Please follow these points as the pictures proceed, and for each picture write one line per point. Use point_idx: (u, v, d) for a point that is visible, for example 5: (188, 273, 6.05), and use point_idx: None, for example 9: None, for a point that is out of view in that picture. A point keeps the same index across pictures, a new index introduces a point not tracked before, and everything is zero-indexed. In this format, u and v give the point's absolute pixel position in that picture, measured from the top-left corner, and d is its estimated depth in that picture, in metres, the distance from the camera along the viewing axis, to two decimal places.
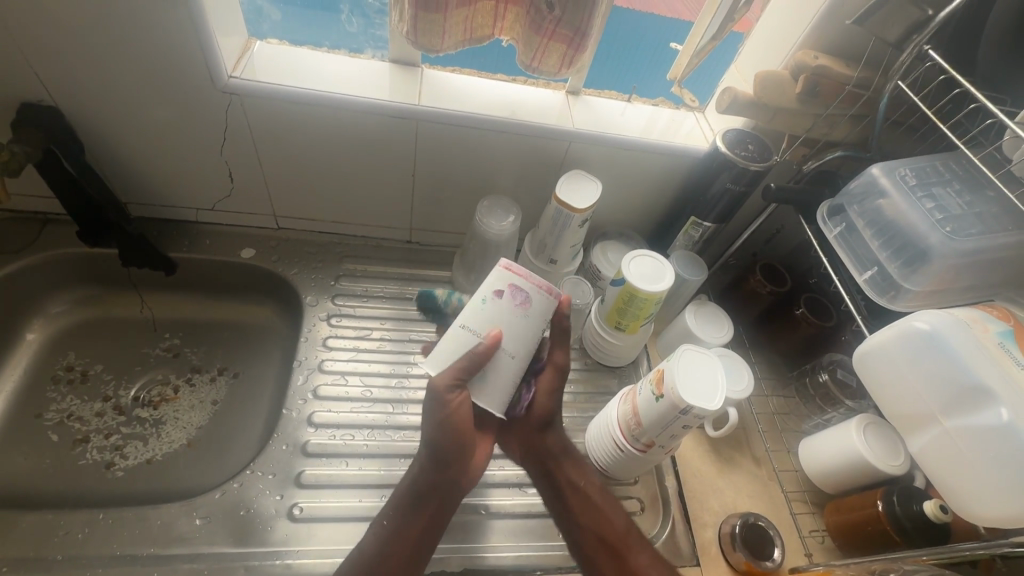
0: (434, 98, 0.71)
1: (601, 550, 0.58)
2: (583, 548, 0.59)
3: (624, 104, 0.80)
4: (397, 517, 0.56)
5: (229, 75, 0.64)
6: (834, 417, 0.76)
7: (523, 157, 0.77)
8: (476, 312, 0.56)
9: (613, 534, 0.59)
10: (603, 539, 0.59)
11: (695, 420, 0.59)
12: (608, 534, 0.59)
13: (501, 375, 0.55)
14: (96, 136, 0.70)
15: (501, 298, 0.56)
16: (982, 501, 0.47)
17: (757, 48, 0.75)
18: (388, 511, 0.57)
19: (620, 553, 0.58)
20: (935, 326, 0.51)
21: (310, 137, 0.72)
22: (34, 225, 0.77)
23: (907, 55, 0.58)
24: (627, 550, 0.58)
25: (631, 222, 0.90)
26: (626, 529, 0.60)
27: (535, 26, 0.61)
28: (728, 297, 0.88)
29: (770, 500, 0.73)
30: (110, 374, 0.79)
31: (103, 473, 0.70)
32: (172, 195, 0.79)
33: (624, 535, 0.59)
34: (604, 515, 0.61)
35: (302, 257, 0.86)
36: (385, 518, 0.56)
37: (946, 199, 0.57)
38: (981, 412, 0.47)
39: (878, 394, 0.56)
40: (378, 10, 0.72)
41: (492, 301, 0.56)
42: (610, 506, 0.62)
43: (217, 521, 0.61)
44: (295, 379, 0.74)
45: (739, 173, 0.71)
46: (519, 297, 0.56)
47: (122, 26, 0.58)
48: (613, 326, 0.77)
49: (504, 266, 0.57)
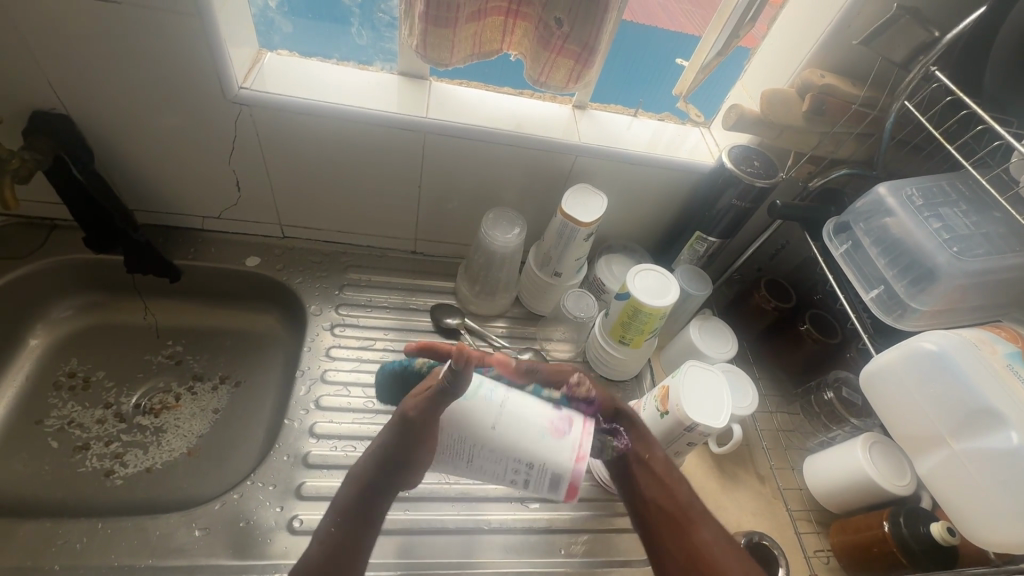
0: (442, 110, 0.71)
1: (662, 526, 0.53)
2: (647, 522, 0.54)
3: (630, 119, 0.80)
4: (347, 513, 0.50)
5: (239, 86, 0.65)
6: (839, 435, 0.75)
7: (528, 170, 0.77)
8: (524, 402, 0.53)
9: (674, 505, 0.54)
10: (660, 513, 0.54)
11: (700, 437, 0.59)
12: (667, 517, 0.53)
13: (490, 459, 0.51)
14: (105, 143, 0.70)
15: (563, 434, 0.51)
16: (990, 525, 0.47)
17: (762, 65, 0.75)
18: (341, 507, 0.50)
19: (682, 526, 0.52)
20: (942, 346, 0.51)
21: (317, 146, 0.72)
22: (42, 230, 0.78)
23: (914, 76, 0.59)
24: (689, 524, 0.52)
25: (636, 236, 0.90)
26: (688, 502, 0.54)
27: (544, 40, 0.61)
28: (733, 312, 0.88)
29: (774, 519, 0.72)
30: (112, 381, 0.79)
31: (102, 481, 0.70)
32: (180, 203, 0.79)
33: (688, 510, 0.53)
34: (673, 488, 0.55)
35: (306, 266, 0.86)
36: (339, 513, 0.50)
37: (953, 219, 0.57)
38: (989, 435, 0.47)
39: (885, 413, 0.56)
40: (388, 24, 0.73)
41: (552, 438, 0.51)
42: (676, 475, 0.56)
43: (216, 533, 0.60)
44: (297, 389, 0.74)
45: (745, 189, 0.71)
46: (568, 427, 0.52)
47: (136, 38, 0.59)
48: (617, 340, 0.77)
49: (586, 441, 0.51)
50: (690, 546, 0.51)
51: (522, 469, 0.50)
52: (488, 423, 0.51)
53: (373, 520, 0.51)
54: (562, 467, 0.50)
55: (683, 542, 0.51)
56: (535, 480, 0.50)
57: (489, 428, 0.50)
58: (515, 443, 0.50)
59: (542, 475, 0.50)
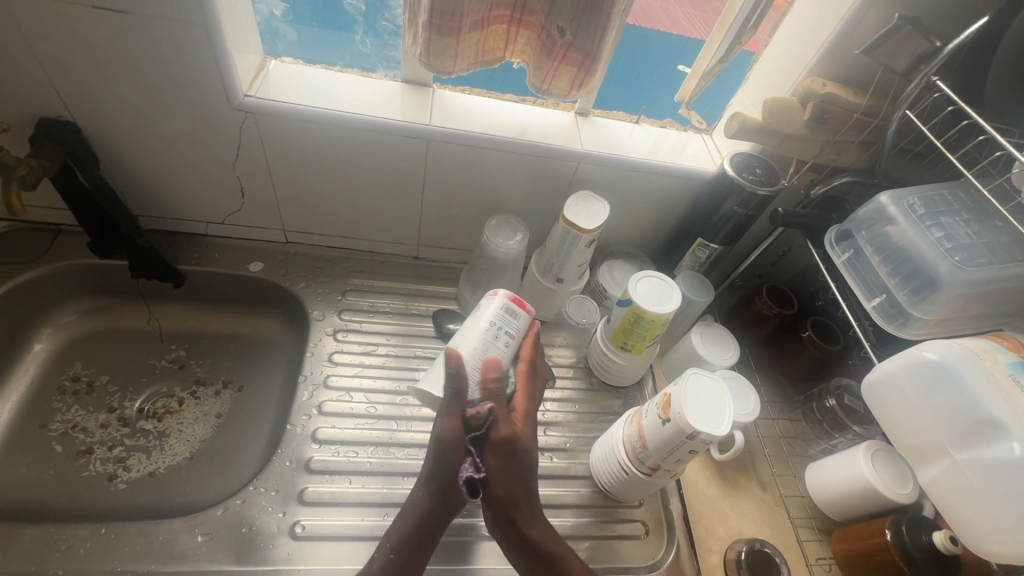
0: (445, 118, 0.71)
1: None
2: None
3: (632, 126, 0.80)
4: (402, 552, 0.55)
5: (244, 93, 0.65)
6: (841, 442, 0.75)
7: (530, 177, 0.78)
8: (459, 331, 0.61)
9: None
10: None
11: (701, 445, 0.58)
12: None
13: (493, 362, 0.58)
14: (110, 150, 0.70)
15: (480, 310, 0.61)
16: (991, 535, 0.47)
17: (765, 73, 0.75)
18: (395, 544, 0.55)
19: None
20: (945, 357, 0.51)
21: (320, 153, 0.72)
22: (48, 235, 0.78)
23: (916, 85, 0.59)
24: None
25: (638, 242, 0.90)
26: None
27: (546, 49, 0.62)
28: (734, 318, 0.88)
29: (775, 526, 0.72)
30: (116, 386, 0.79)
31: (105, 486, 0.70)
32: (184, 209, 0.80)
33: None
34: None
35: (309, 271, 0.86)
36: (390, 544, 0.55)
37: (955, 228, 0.57)
38: (991, 446, 0.47)
39: (887, 421, 0.56)
40: (391, 32, 0.74)
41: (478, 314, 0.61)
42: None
43: (218, 538, 0.61)
44: (299, 395, 0.74)
45: (747, 196, 0.71)
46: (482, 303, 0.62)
47: (142, 47, 0.59)
48: (618, 347, 0.77)
49: (494, 293, 0.61)
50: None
51: (502, 334, 0.59)
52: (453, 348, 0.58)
53: (428, 545, 0.57)
54: (500, 304, 0.60)
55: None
56: (512, 327, 0.60)
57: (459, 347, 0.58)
58: (487, 338, 0.58)
59: (509, 320, 0.60)
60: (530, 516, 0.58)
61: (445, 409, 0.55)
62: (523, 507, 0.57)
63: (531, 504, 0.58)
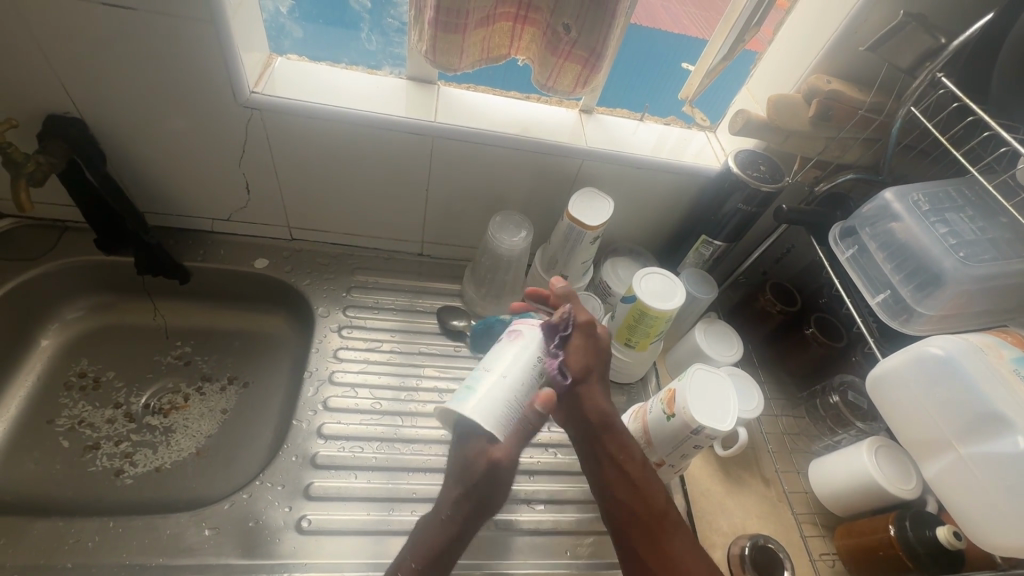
0: (450, 115, 0.72)
1: (635, 529, 0.54)
2: (623, 529, 0.55)
3: (636, 123, 0.80)
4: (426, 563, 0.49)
5: (251, 90, 0.66)
6: (844, 439, 0.75)
7: (534, 174, 0.78)
8: (498, 358, 0.55)
9: (649, 514, 0.55)
10: (633, 518, 0.54)
11: (707, 440, 0.59)
12: (640, 522, 0.54)
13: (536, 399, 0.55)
14: (117, 146, 0.71)
15: (518, 338, 0.57)
16: (996, 530, 0.47)
17: (769, 70, 0.76)
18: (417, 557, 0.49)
19: (656, 533, 0.54)
20: (949, 352, 0.51)
21: (326, 149, 0.72)
22: (54, 232, 0.79)
23: (921, 82, 0.60)
24: (665, 530, 0.54)
25: (642, 239, 0.90)
26: (663, 510, 0.55)
27: (551, 46, 0.62)
28: (738, 315, 0.88)
29: (779, 523, 0.72)
30: (122, 382, 0.79)
31: (112, 481, 0.70)
32: (190, 205, 0.80)
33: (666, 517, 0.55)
34: (647, 496, 0.56)
35: (313, 268, 0.86)
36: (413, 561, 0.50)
37: (959, 224, 0.57)
38: (995, 440, 0.47)
39: (891, 417, 0.56)
40: (397, 29, 0.74)
41: (516, 343, 0.56)
42: (650, 477, 0.57)
43: (225, 532, 0.61)
44: (305, 390, 0.74)
45: (751, 193, 0.72)
46: (522, 331, 0.57)
47: (150, 43, 0.60)
48: (623, 343, 0.77)
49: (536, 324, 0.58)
50: (663, 554, 0.53)
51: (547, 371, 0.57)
52: (500, 377, 0.52)
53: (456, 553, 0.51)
54: (545, 339, 0.58)
55: (656, 550, 0.53)
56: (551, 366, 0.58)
57: (504, 379, 0.52)
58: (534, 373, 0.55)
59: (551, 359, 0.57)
60: (598, 388, 0.60)
61: (512, 437, 0.50)
62: (591, 381, 0.60)
63: (598, 385, 0.61)
